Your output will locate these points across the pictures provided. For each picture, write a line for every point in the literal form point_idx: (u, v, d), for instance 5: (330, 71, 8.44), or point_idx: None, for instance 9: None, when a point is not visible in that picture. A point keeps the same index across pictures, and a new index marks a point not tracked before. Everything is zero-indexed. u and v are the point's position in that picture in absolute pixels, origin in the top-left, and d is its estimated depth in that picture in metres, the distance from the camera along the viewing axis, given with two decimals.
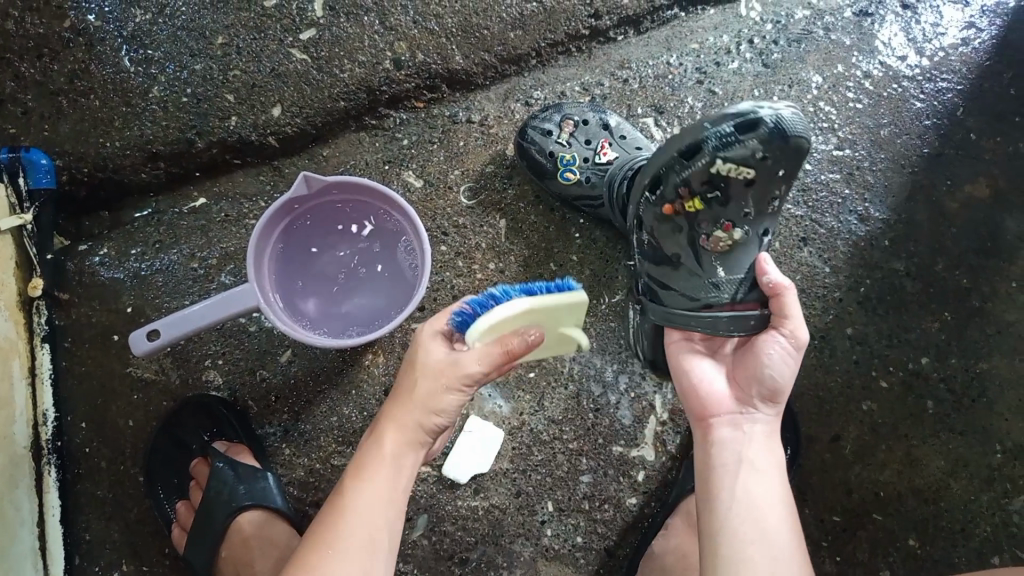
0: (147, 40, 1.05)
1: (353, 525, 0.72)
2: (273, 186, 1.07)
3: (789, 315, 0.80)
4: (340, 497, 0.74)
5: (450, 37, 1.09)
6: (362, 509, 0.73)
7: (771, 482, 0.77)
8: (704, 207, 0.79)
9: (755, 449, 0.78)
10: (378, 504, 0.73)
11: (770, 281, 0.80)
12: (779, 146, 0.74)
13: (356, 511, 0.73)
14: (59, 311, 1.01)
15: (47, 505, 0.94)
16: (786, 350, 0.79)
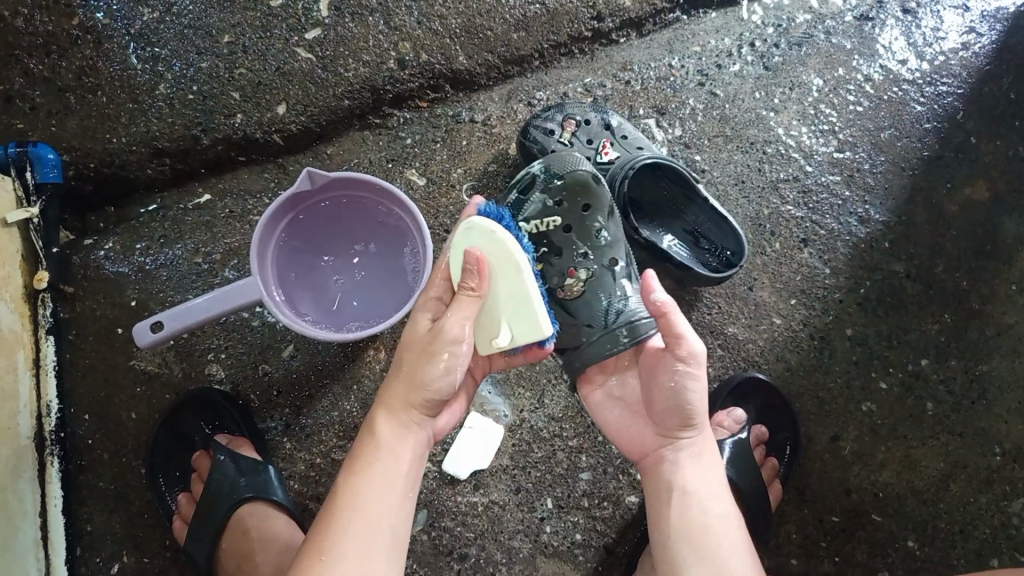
0: (154, 38, 1.06)
1: (351, 517, 0.73)
2: (277, 184, 1.08)
3: (682, 337, 0.77)
4: (340, 493, 0.75)
5: (454, 38, 1.10)
6: (363, 499, 0.74)
7: (712, 500, 0.80)
8: (545, 264, 0.93)
9: (689, 474, 0.81)
10: (378, 495, 0.75)
11: (656, 301, 0.76)
12: (557, 186, 0.94)
13: (356, 503, 0.74)
14: (64, 304, 1.02)
15: (49, 497, 0.94)
16: (684, 374, 0.78)
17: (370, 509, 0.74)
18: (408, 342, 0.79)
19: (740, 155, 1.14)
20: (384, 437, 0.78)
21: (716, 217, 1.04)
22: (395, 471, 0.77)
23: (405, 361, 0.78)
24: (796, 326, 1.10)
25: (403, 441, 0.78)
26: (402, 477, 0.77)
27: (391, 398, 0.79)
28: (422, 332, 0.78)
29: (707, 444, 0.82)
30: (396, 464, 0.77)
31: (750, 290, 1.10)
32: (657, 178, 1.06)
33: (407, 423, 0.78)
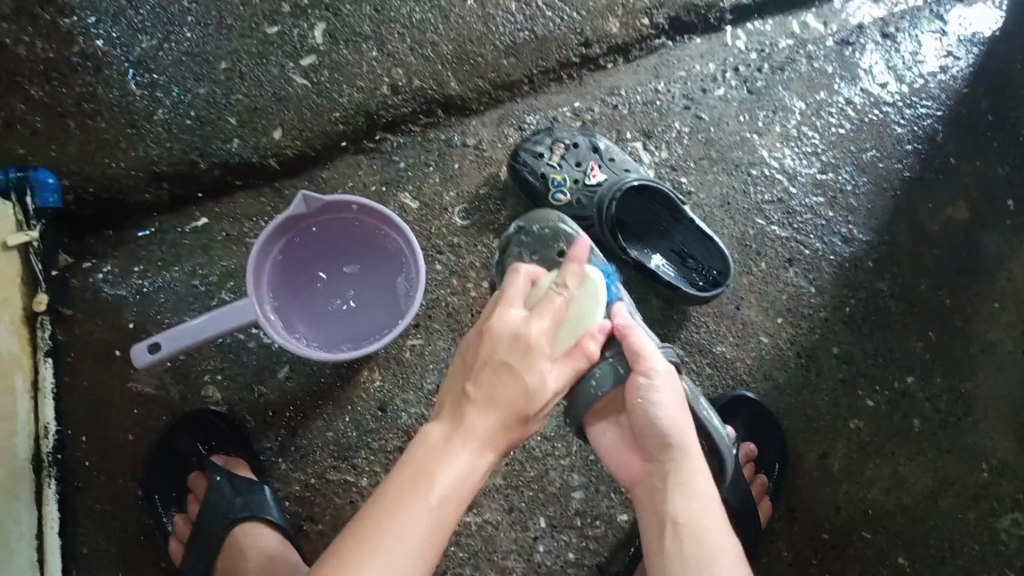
0: (153, 64, 1.09)
1: (414, 525, 0.65)
2: (273, 208, 1.09)
3: (642, 353, 0.82)
4: (411, 486, 0.66)
5: (446, 64, 1.14)
6: (428, 509, 0.66)
7: (710, 530, 0.77)
8: None
9: (685, 502, 0.78)
10: (445, 510, 0.67)
11: (620, 321, 0.85)
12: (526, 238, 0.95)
13: (420, 509, 0.65)
14: (62, 327, 1.03)
15: (46, 519, 0.95)
16: (649, 388, 0.81)
17: (433, 527, 0.65)
18: (519, 368, 0.72)
19: (725, 177, 1.16)
20: (468, 454, 0.69)
21: (703, 238, 1.07)
22: (466, 493, 0.68)
23: (508, 382, 0.71)
24: (783, 344, 1.12)
25: (481, 467, 0.69)
26: (464, 500, 0.68)
27: (483, 411, 0.70)
28: (546, 381, 0.73)
29: (702, 475, 0.80)
30: (467, 485, 0.68)
31: (737, 308, 1.12)
32: (644, 200, 1.09)
33: (487, 447, 0.70)
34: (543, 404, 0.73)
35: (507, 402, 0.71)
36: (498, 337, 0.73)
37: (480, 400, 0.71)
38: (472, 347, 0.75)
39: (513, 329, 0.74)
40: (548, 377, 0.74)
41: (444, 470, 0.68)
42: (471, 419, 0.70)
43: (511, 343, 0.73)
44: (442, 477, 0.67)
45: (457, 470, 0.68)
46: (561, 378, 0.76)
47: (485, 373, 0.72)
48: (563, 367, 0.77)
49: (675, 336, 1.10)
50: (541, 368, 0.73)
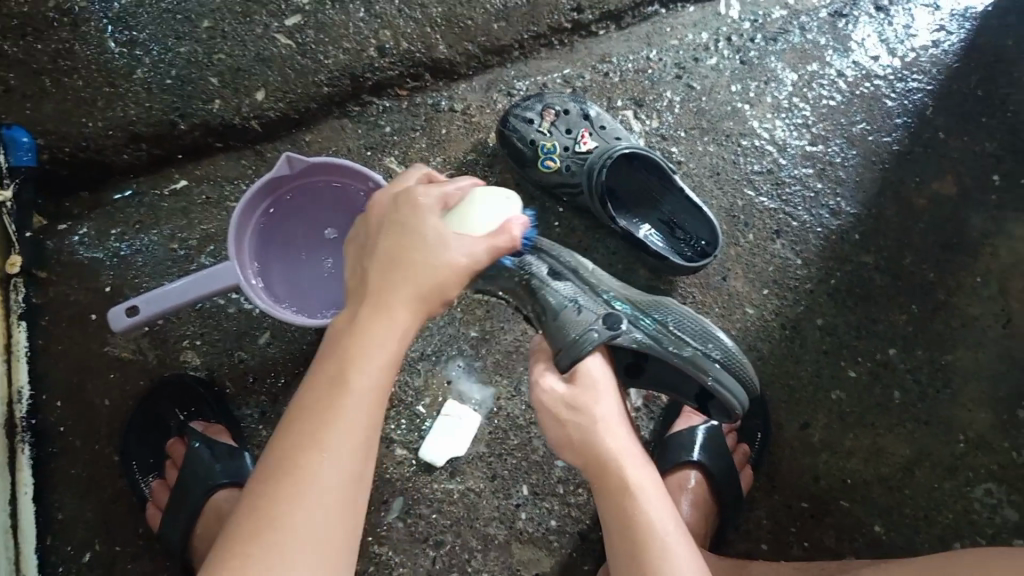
0: (132, 21, 1.05)
1: (344, 425, 0.64)
2: (255, 172, 1.07)
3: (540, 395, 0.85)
4: (327, 390, 0.65)
5: (435, 27, 1.11)
6: (361, 398, 0.65)
7: (630, 527, 0.78)
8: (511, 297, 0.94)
9: (608, 506, 0.81)
10: (371, 399, 0.66)
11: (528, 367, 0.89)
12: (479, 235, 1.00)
13: (347, 411, 0.64)
14: (38, 290, 1.00)
15: (20, 483, 0.95)
16: (553, 425, 0.85)
17: (368, 410, 0.65)
18: (411, 231, 0.73)
19: (715, 148, 1.15)
20: (381, 328, 0.69)
21: (693, 208, 1.06)
22: (387, 375, 0.68)
23: (410, 249, 0.72)
24: (768, 316, 1.12)
25: (398, 338, 0.69)
26: (388, 385, 0.68)
27: (389, 283, 0.71)
28: (458, 251, 0.73)
29: (627, 474, 0.81)
30: (387, 365, 0.68)
31: (724, 280, 1.12)
32: (634, 170, 1.09)
33: (401, 323, 0.70)
34: (452, 261, 0.72)
35: (414, 277, 0.71)
36: (383, 210, 0.76)
37: (384, 267, 0.72)
38: (362, 226, 0.77)
39: (391, 198, 0.76)
40: (453, 241, 0.73)
41: (363, 355, 0.67)
42: (386, 304, 0.70)
43: (392, 213, 0.75)
44: (364, 365, 0.66)
45: (372, 352, 0.67)
46: (479, 250, 0.74)
47: (386, 250, 0.73)
48: (480, 245, 0.74)
49: None
50: (441, 235, 0.73)
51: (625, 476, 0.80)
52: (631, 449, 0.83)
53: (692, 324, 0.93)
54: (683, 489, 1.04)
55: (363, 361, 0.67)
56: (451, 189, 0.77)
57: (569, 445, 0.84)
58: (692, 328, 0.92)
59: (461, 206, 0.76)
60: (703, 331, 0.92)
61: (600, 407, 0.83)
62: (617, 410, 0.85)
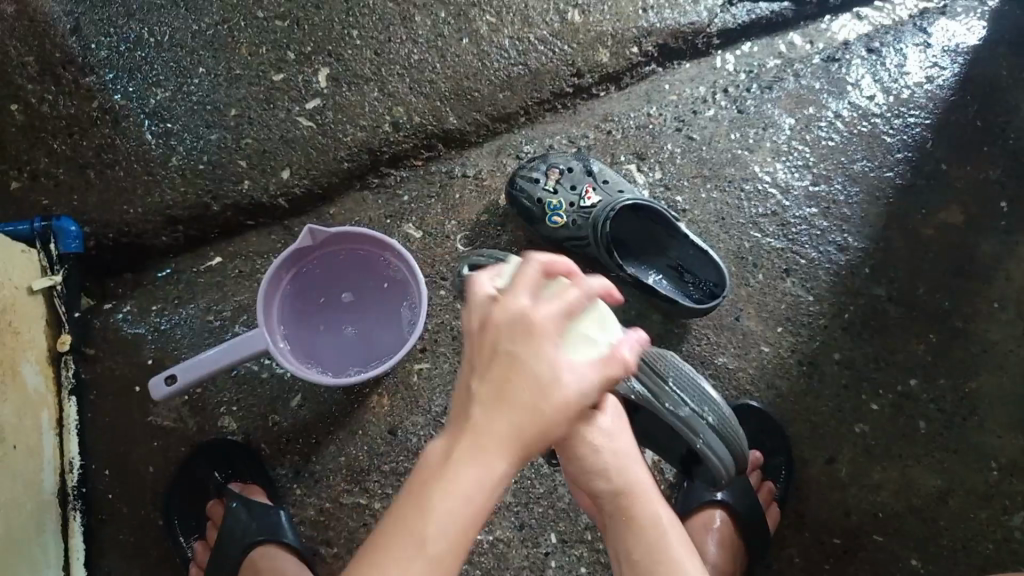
0: (167, 115, 1.15)
1: None
2: (284, 244, 1.14)
3: None
4: (397, 541, 0.59)
5: (444, 100, 1.19)
6: (426, 559, 0.58)
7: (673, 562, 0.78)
8: None
9: (640, 539, 0.81)
10: (441, 561, 0.59)
11: None
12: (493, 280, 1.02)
13: (404, 571, 0.58)
14: (86, 365, 1.08)
15: (72, 549, 0.99)
16: (570, 438, 0.83)
17: (437, 574, 0.58)
18: (525, 358, 0.61)
19: (718, 193, 1.20)
20: (470, 478, 0.60)
21: (697, 252, 1.10)
22: (468, 531, 0.60)
23: (523, 385, 0.61)
24: (784, 353, 1.14)
25: (487, 489, 0.60)
26: (468, 539, 0.60)
27: (489, 420, 0.61)
28: (563, 375, 0.62)
29: (650, 507, 0.82)
30: (467, 522, 0.60)
31: (737, 319, 1.14)
32: (641, 219, 1.13)
33: (498, 471, 0.60)
34: (564, 399, 0.61)
35: (518, 414, 0.60)
36: (499, 321, 0.62)
37: (492, 402, 0.61)
38: (472, 342, 0.64)
39: (519, 310, 0.62)
40: (564, 374, 0.61)
41: (443, 511, 0.59)
42: (483, 447, 0.60)
43: (508, 333, 0.62)
44: (439, 518, 0.59)
45: (452, 510, 0.59)
46: (590, 382, 0.63)
47: (495, 373, 0.61)
48: (595, 373, 0.63)
49: (676, 349, 1.13)
50: (553, 368, 0.61)
51: (654, 513, 0.82)
52: (653, 486, 0.86)
53: (685, 379, 0.95)
54: (710, 528, 1.05)
55: (440, 513, 0.59)
56: (532, 272, 0.64)
57: (582, 463, 0.83)
58: (686, 380, 0.95)
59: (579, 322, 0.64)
60: (697, 388, 0.95)
61: (618, 432, 0.85)
62: (627, 438, 0.86)
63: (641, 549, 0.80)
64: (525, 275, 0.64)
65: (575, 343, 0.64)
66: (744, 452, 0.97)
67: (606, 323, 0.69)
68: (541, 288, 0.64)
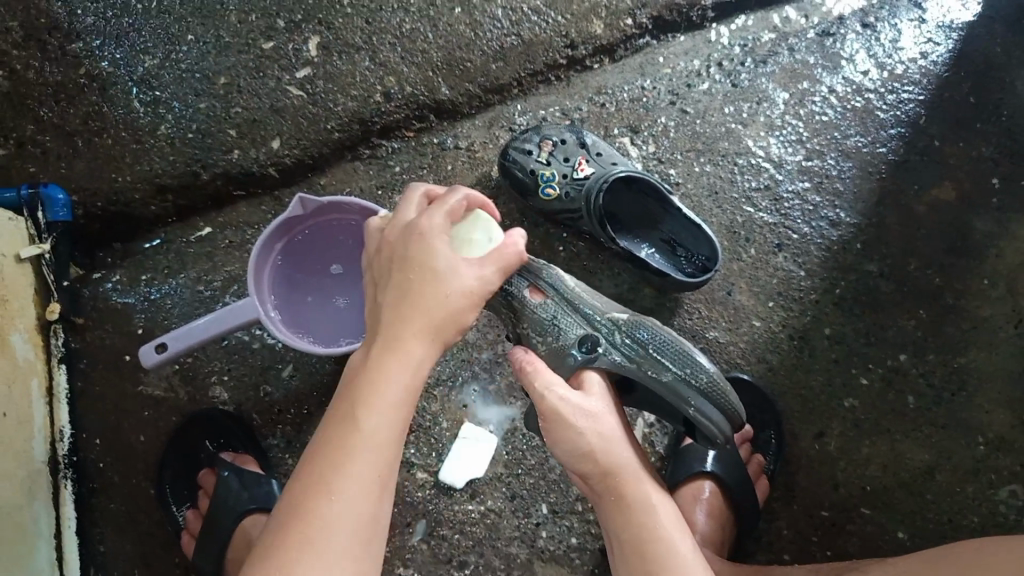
0: (155, 82, 1.14)
1: (356, 460, 0.67)
2: (275, 216, 1.14)
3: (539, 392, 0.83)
4: (338, 428, 0.69)
5: (436, 70, 1.18)
6: (369, 445, 0.68)
7: (667, 544, 0.81)
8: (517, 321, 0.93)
9: (631, 524, 0.82)
10: (383, 442, 0.69)
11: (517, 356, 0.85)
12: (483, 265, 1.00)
13: (359, 446, 0.68)
14: (75, 335, 1.07)
15: (63, 518, 0.99)
16: (551, 426, 0.83)
17: (384, 450, 0.69)
18: (420, 259, 0.76)
19: (712, 167, 1.19)
20: (392, 365, 0.72)
21: (692, 226, 1.09)
22: (407, 402, 0.72)
23: (422, 290, 0.74)
24: (775, 327, 1.14)
25: (411, 369, 0.72)
26: (405, 416, 0.71)
27: (398, 323, 0.74)
28: (463, 276, 0.76)
29: (639, 488, 0.84)
30: (405, 400, 0.71)
31: (729, 293, 1.15)
32: (634, 192, 1.13)
33: (418, 355, 0.73)
34: (457, 288, 0.75)
35: (417, 314, 0.74)
36: (393, 240, 0.78)
37: (393, 322, 0.74)
38: (377, 262, 0.79)
39: (407, 224, 0.79)
40: (462, 266, 0.76)
41: (378, 398, 0.70)
42: (401, 343, 0.73)
43: (402, 240, 0.78)
44: (377, 406, 0.69)
45: (387, 387, 0.71)
46: (484, 271, 0.77)
47: (397, 282, 0.76)
48: (487, 266, 0.77)
49: (668, 323, 1.13)
50: (448, 261, 0.76)
51: (642, 492, 0.84)
52: (641, 466, 0.86)
53: (673, 346, 0.90)
54: (699, 499, 1.06)
55: (381, 395, 0.70)
56: (452, 201, 0.80)
57: (568, 447, 0.84)
58: (672, 347, 0.90)
59: (466, 225, 0.80)
60: (686, 352, 0.90)
61: (603, 414, 0.85)
62: (615, 419, 0.86)
63: (630, 533, 0.82)
64: (444, 203, 0.80)
65: (456, 245, 0.79)
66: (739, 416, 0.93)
67: (491, 230, 0.81)
68: (428, 207, 0.80)
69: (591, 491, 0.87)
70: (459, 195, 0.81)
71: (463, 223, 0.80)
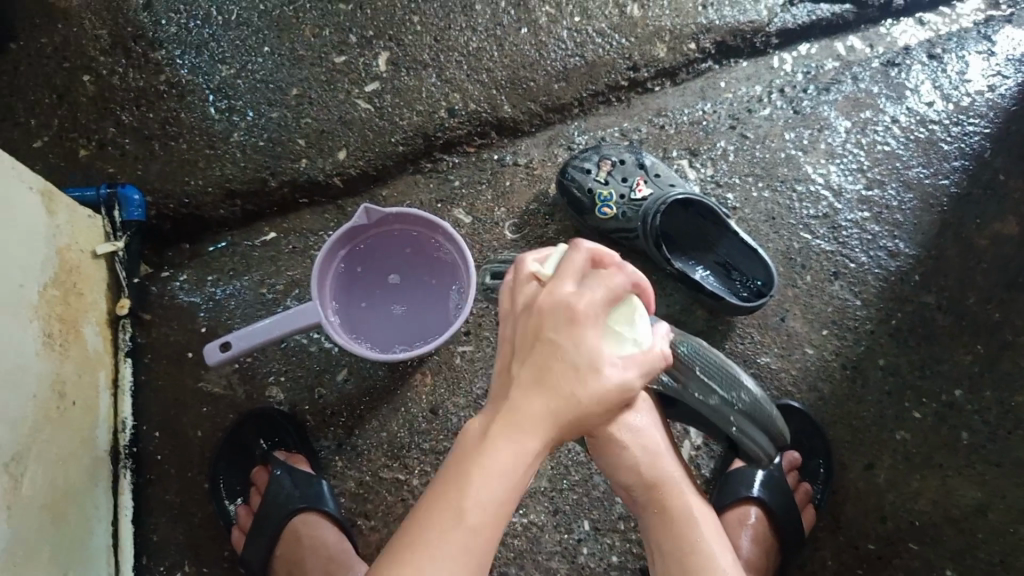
0: (231, 91, 1.18)
1: (445, 553, 0.59)
2: (336, 224, 1.17)
3: None
4: (440, 513, 0.60)
5: (500, 89, 1.20)
6: (465, 533, 0.60)
7: (710, 560, 0.81)
8: None
9: (673, 536, 0.83)
10: (480, 530, 0.60)
11: None
12: None
13: (449, 540, 0.59)
14: (142, 329, 1.11)
15: (121, 505, 1.02)
16: (597, 441, 0.82)
17: (479, 545, 0.60)
18: (567, 344, 0.63)
19: (769, 192, 1.19)
20: (505, 453, 0.62)
21: (748, 252, 1.10)
22: (507, 505, 0.62)
23: (558, 367, 0.63)
24: (829, 356, 1.13)
25: (521, 467, 0.62)
26: (504, 519, 0.62)
27: (522, 398, 0.63)
28: (625, 377, 0.64)
29: (682, 502, 0.84)
30: (510, 496, 0.62)
31: (782, 320, 1.14)
32: (690, 215, 1.13)
33: (529, 450, 0.62)
34: (604, 390, 0.63)
35: (550, 402, 0.62)
36: (544, 307, 0.64)
37: (534, 381, 0.63)
38: (516, 326, 0.66)
39: (564, 295, 0.64)
40: (607, 365, 0.63)
41: (478, 480, 0.61)
42: (512, 428, 0.62)
43: (559, 314, 0.63)
44: (479, 485, 0.61)
45: (487, 488, 0.61)
46: (631, 371, 0.65)
47: (533, 361, 0.63)
48: (633, 368, 0.65)
49: (719, 346, 1.13)
50: (598, 357, 0.63)
51: (685, 506, 0.84)
52: (686, 481, 0.86)
53: (714, 367, 0.89)
54: (744, 524, 1.06)
55: (481, 485, 0.61)
56: (575, 258, 0.65)
57: (611, 459, 0.83)
58: (714, 365, 0.88)
59: (631, 310, 0.67)
60: (727, 373, 0.90)
61: (647, 425, 0.83)
62: (659, 432, 0.85)
63: (673, 547, 0.82)
64: (584, 269, 0.66)
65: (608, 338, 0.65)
66: (778, 437, 0.92)
67: (635, 319, 0.67)
68: (588, 277, 0.66)
69: (632, 501, 0.87)
70: (632, 278, 0.67)
71: (616, 311, 0.66)
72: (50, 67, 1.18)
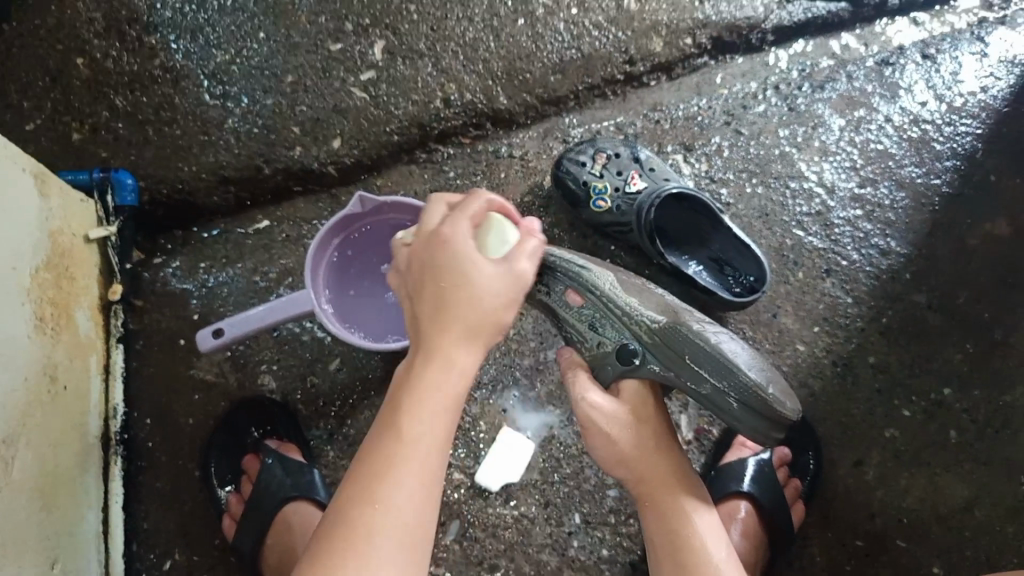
0: (225, 77, 1.18)
1: (402, 478, 0.67)
2: (330, 213, 1.17)
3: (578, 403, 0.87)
4: (382, 442, 0.69)
5: (496, 80, 1.20)
6: (413, 454, 0.68)
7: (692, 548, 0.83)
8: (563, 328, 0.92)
9: (657, 526, 0.85)
10: (428, 447, 0.69)
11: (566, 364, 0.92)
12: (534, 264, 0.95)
13: (400, 466, 0.67)
14: (134, 316, 1.11)
15: (112, 493, 1.02)
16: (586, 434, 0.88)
17: (427, 456, 0.69)
18: (458, 276, 0.72)
19: (763, 189, 1.20)
20: (437, 374, 0.71)
21: (741, 246, 1.09)
22: (445, 418, 0.71)
23: (451, 292, 0.72)
24: (820, 353, 1.14)
25: (458, 378, 0.71)
26: (446, 429, 0.71)
27: (438, 327, 0.72)
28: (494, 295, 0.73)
29: (668, 493, 0.86)
30: (445, 408, 0.71)
31: (774, 317, 1.15)
32: (684, 208, 1.13)
33: (463, 364, 0.72)
34: (490, 306, 0.73)
35: (456, 326, 0.72)
36: (420, 248, 0.74)
37: (446, 317, 0.72)
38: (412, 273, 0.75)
39: (430, 235, 0.74)
40: (487, 268, 0.73)
41: (415, 410, 0.70)
42: (438, 346, 0.72)
43: (427, 250, 0.74)
44: (420, 413, 0.69)
45: (425, 407, 0.70)
46: (509, 285, 0.74)
47: (430, 292, 0.73)
48: (512, 265, 0.74)
49: None
50: (471, 267, 0.72)
51: (671, 497, 0.86)
52: (677, 471, 0.87)
53: (703, 353, 0.82)
54: (734, 518, 1.07)
55: (421, 406, 0.70)
56: (474, 206, 0.75)
57: (603, 450, 0.88)
58: (704, 353, 0.82)
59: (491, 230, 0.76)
60: (718, 360, 0.81)
61: (638, 419, 0.87)
62: (651, 425, 0.87)
63: (658, 535, 0.85)
64: (466, 210, 0.75)
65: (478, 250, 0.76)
66: (786, 419, 0.83)
67: (502, 229, 0.77)
68: (455, 213, 0.75)
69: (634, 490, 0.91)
70: (482, 208, 0.76)
71: (487, 228, 0.76)
72: (42, 50, 1.17)
